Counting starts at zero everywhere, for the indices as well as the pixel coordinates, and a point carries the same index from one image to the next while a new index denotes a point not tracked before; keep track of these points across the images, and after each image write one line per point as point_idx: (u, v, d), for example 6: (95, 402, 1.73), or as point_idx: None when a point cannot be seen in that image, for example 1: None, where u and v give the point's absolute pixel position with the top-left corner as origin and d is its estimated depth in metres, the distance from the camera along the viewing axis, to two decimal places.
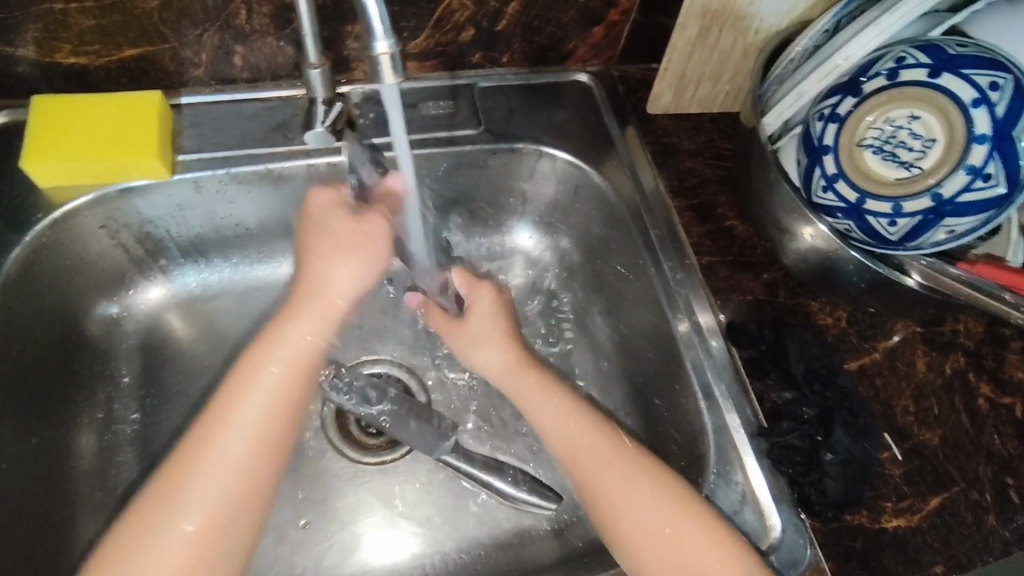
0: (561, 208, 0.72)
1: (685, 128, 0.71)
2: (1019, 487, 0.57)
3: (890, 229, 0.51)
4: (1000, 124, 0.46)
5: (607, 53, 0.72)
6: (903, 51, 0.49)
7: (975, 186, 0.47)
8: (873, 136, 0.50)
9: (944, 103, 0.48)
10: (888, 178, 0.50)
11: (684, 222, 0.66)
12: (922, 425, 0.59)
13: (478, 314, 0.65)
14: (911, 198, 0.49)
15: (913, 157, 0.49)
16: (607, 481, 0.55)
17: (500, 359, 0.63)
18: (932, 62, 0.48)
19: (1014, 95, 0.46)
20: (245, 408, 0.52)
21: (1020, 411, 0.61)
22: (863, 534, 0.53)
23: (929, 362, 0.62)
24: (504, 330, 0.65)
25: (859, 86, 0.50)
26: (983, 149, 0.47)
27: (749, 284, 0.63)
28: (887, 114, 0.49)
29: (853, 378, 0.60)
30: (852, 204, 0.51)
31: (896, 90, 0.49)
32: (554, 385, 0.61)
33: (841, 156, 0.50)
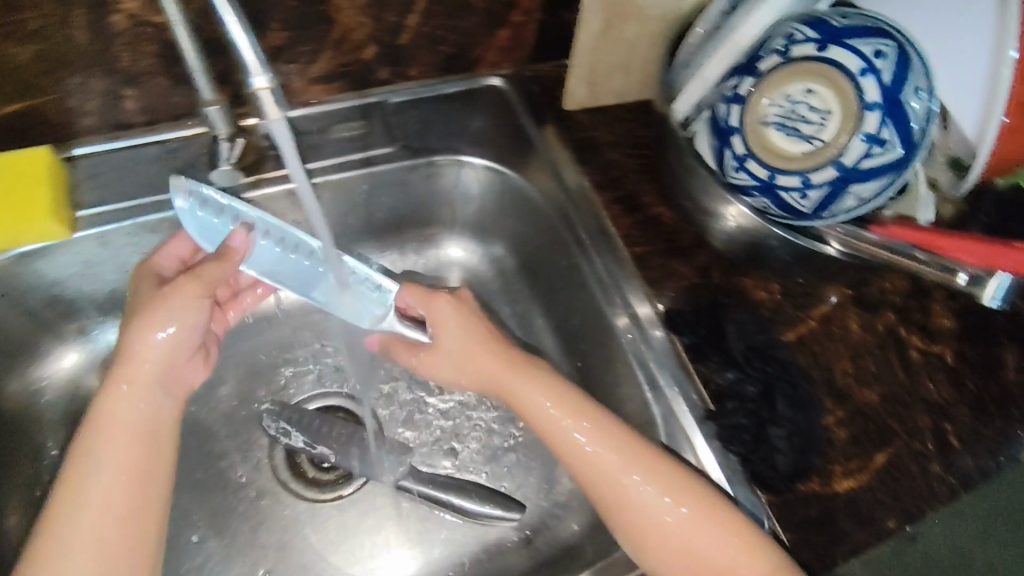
0: (489, 214, 0.72)
1: (604, 121, 0.71)
2: (957, 433, 0.59)
3: (802, 202, 0.51)
4: (889, 90, 0.47)
5: (517, 54, 0.71)
6: (792, 28, 0.50)
7: (874, 153, 0.48)
8: (775, 111, 0.50)
9: (835, 75, 0.48)
10: (793, 152, 0.49)
11: (612, 215, 0.65)
12: (861, 384, 0.62)
13: (451, 318, 0.60)
14: (817, 171, 0.49)
15: (813, 130, 0.49)
16: (609, 460, 0.54)
17: (481, 360, 0.59)
18: (820, 36, 0.48)
19: (898, 62, 0.47)
20: (89, 488, 0.47)
21: (950, 357, 0.63)
22: (817, 502, 0.55)
23: (863, 323, 0.65)
24: (473, 341, 0.59)
25: (755, 65, 0.50)
26: (876, 116, 0.47)
27: (683, 269, 0.63)
28: (784, 90, 0.49)
29: (791, 349, 0.61)
30: (764, 181, 0.51)
31: (789, 66, 0.49)
32: (557, 384, 0.57)
33: (747, 135, 0.50)
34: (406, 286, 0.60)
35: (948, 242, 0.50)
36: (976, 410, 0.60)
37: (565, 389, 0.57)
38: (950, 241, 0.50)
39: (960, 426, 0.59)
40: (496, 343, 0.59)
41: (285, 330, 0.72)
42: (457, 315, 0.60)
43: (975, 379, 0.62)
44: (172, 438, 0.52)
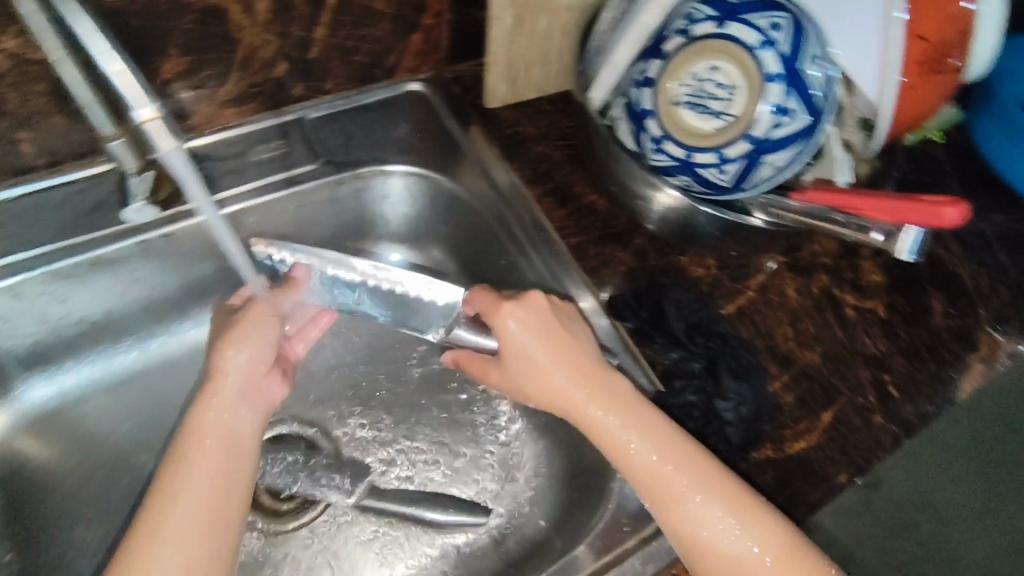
0: (424, 221, 0.71)
1: (528, 115, 0.71)
2: (895, 382, 0.63)
3: (722, 177, 0.50)
4: (789, 60, 0.46)
5: (433, 57, 0.71)
6: (691, 8, 0.49)
7: (781, 123, 0.47)
8: (685, 91, 0.49)
9: (736, 50, 0.47)
10: (707, 130, 0.49)
11: (544, 208, 0.65)
12: (802, 346, 0.63)
13: (524, 326, 0.53)
14: (730, 145, 0.49)
15: (723, 106, 0.48)
16: (672, 473, 0.48)
17: (554, 378, 0.52)
18: (717, 13, 0.48)
19: (794, 31, 0.46)
20: (184, 495, 0.45)
21: (882, 311, 0.67)
22: (772, 467, 0.56)
23: (798, 287, 0.67)
24: (543, 361, 0.53)
25: (662, 47, 0.50)
26: (780, 87, 0.47)
27: (621, 254, 0.64)
28: (691, 69, 0.49)
29: (732, 321, 0.63)
30: (682, 160, 0.51)
31: (692, 45, 0.49)
32: (638, 405, 0.51)
33: (661, 117, 0.50)
34: (478, 290, 0.57)
35: (863, 202, 0.51)
36: (909, 356, 0.64)
37: (645, 409, 0.51)
38: (864, 200, 0.51)
39: (897, 375, 0.63)
40: (573, 357, 0.52)
41: None
42: (532, 330, 0.53)
43: (906, 328, 0.66)
44: (255, 455, 0.50)
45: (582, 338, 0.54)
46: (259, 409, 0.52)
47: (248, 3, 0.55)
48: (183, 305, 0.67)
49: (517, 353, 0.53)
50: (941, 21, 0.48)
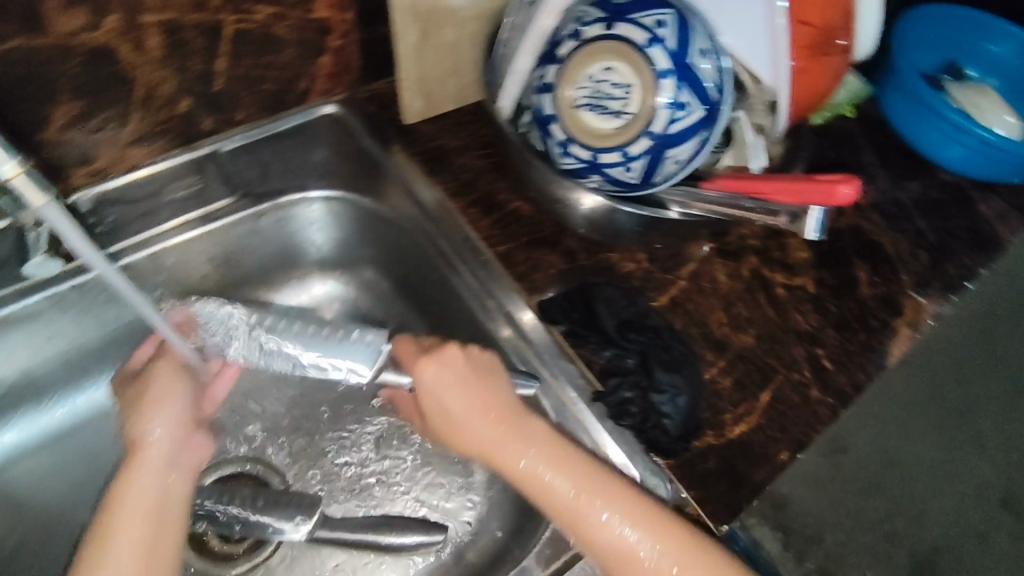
0: (354, 244, 0.71)
1: (448, 128, 0.71)
2: (828, 354, 0.64)
3: (630, 174, 0.50)
4: (677, 55, 0.46)
5: (345, 78, 0.70)
6: (581, 11, 0.49)
7: (678, 117, 0.47)
8: (583, 94, 0.50)
9: (626, 49, 0.47)
10: (607, 129, 0.49)
11: (470, 220, 0.65)
12: (737, 330, 0.64)
13: (436, 380, 0.56)
14: (632, 143, 0.49)
15: (621, 105, 0.48)
16: (590, 509, 0.50)
17: (474, 424, 0.54)
18: (605, 15, 0.48)
19: (679, 26, 0.46)
20: (113, 563, 0.45)
21: (811, 286, 0.69)
22: (714, 453, 0.56)
23: (730, 271, 0.67)
24: (460, 410, 0.55)
25: (557, 52, 0.50)
26: (671, 81, 0.46)
27: (550, 258, 0.64)
28: (586, 72, 0.49)
29: (665, 313, 0.63)
30: (589, 161, 0.51)
31: (584, 48, 0.49)
32: (555, 442, 0.52)
33: (563, 120, 0.50)
34: (398, 339, 0.59)
35: (766, 187, 0.53)
36: (840, 329, 0.66)
37: (561, 446, 0.52)
38: (768, 183, 0.53)
39: (829, 347, 0.64)
40: (487, 403, 0.54)
41: None
42: (444, 379, 0.55)
43: (835, 301, 0.68)
44: (185, 517, 0.50)
45: (499, 381, 0.55)
46: (188, 468, 0.53)
47: (139, 41, 0.53)
48: (113, 354, 0.65)
49: (437, 404, 0.56)
50: (821, 6, 0.51)
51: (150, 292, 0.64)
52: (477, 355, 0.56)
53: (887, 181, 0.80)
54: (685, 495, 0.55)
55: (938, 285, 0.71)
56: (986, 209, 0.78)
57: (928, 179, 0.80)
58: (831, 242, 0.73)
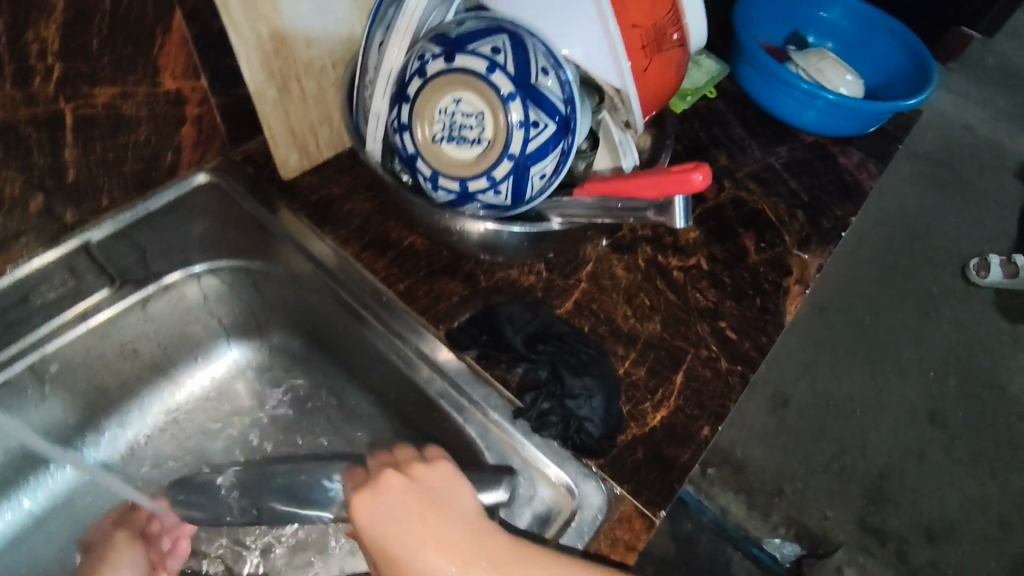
0: (257, 309, 0.69)
1: (329, 176, 0.71)
2: (731, 325, 0.67)
3: (500, 197, 0.51)
4: (518, 77, 0.47)
5: (214, 143, 0.68)
6: (422, 48, 0.49)
7: (533, 135, 0.48)
8: (439, 128, 0.49)
9: (470, 79, 0.47)
10: (471, 158, 0.49)
11: (366, 263, 0.65)
12: (643, 320, 0.66)
13: (380, 517, 0.46)
14: (495, 167, 0.49)
15: (477, 133, 0.48)
16: None
17: (430, 560, 0.44)
18: (443, 49, 0.48)
19: (515, 49, 0.47)
20: None
21: (705, 263, 0.72)
22: (640, 443, 0.57)
23: (626, 265, 0.70)
24: (412, 541, 0.45)
25: (406, 92, 0.50)
26: (519, 103, 0.47)
27: (451, 286, 0.65)
28: (437, 107, 0.49)
29: (571, 318, 0.64)
30: (460, 191, 0.51)
31: (431, 84, 0.48)
32: (529, 553, 0.44)
33: (426, 157, 0.50)
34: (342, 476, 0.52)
35: (632, 184, 0.55)
36: (737, 299, 0.70)
37: (539, 556, 0.44)
38: (632, 180, 0.55)
39: (729, 317, 0.68)
40: (443, 526, 0.46)
41: (71, 517, 0.64)
42: (393, 506, 0.47)
43: (728, 274, 0.72)
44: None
45: (453, 495, 0.48)
46: None
47: None
48: (10, 480, 0.61)
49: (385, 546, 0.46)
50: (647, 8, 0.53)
51: (39, 402, 0.60)
52: (427, 469, 0.50)
53: (757, 151, 0.86)
54: (619, 491, 0.55)
55: (817, 240, 0.77)
56: (840, 162, 0.86)
57: (791, 143, 0.88)
58: (717, 217, 0.77)
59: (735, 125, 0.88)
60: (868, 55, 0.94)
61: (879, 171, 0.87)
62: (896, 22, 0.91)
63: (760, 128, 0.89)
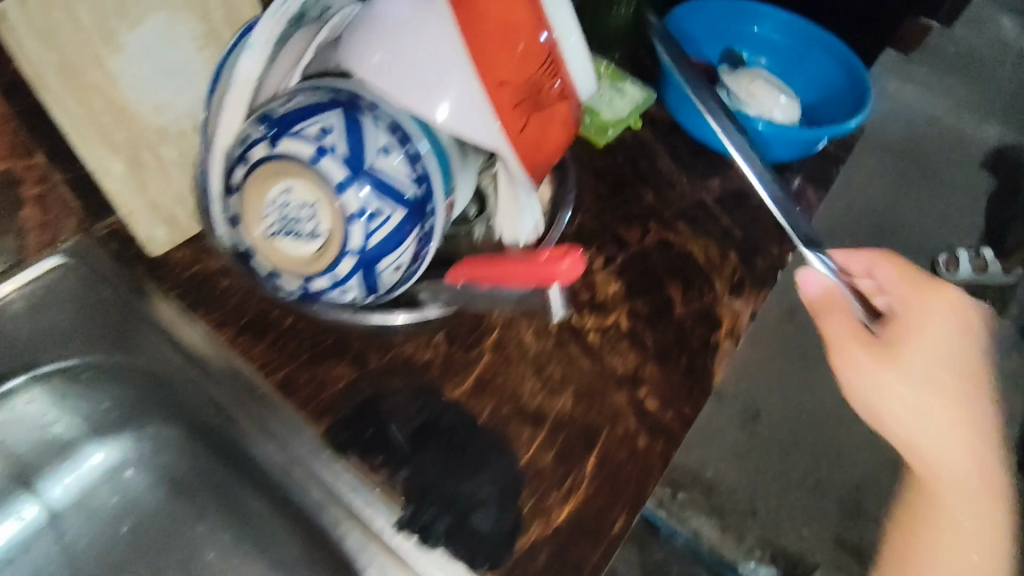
0: (124, 407, 0.62)
1: (202, 250, 0.63)
2: (652, 393, 0.61)
3: (348, 294, 0.44)
4: (351, 162, 0.40)
5: (68, 221, 0.61)
6: (245, 130, 0.42)
7: (374, 227, 0.41)
8: (271, 221, 0.42)
9: (296, 168, 0.40)
10: (308, 254, 0.42)
11: (241, 350, 0.58)
12: (552, 395, 0.60)
13: (926, 318, 0.60)
14: (336, 264, 0.42)
15: (312, 227, 0.41)
16: (977, 409, 0.58)
17: (914, 358, 0.58)
18: (266, 132, 0.41)
19: (347, 129, 0.40)
20: None
21: (625, 321, 0.65)
22: (544, 545, 0.51)
23: (536, 330, 0.63)
24: (930, 377, 0.58)
25: (232, 180, 0.43)
26: (353, 193, 0.40)
27: (337, 370, 0.58)
28: (266, 198, 0.41)
29: (468, 401, 0.58)
30: (303, 290, 0.44)
31: (255, 172, 0.41)
32: (978, 354, 0.60)
33: (260, 254, 0.43)
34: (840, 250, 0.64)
35: (512, 270, 0.59)
36: (660, 361, 0.63)
37: (971, 396, 0.58)
38: (510, 264, 0.59)
39: (652, 384, 0.62)
40: (975, 407, 0.58)
41: None
42: (961, 377, 0.58)
43: (651, 332, 0.65)
44: None
45: (966, 325, 0.60)
46: None
47: None
48: None
49: (883, 343, 0.59)
50: (517, 60, 0.45)
51: None
52: (920, 319, 0.60)
53: (687, 184, 0.79)
54: None
55: (750, 284, 0.71)
56: (779, 191, 0.80)
57: (725, 172, 0.81)
58: (643, 263, 0.70)
59: (663, 155, 0.82)
60: (802, 72, 0.88)
61: (819, 199, 0.81)
62: (833, 39, 0.84)
63: (691, 159, 0.82)
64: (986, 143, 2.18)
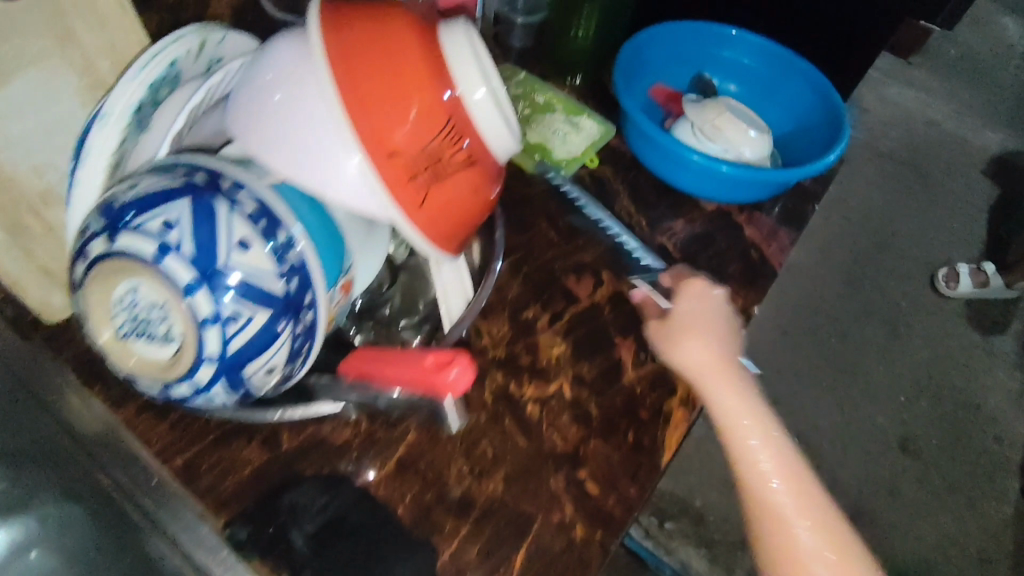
0: (22, 486, 0.60)
1: None
2: (593, 475, 0.56)
3: (216, 400, 0.38)
4: (200, 261, 0.34)
5: None
6: (85, 221, 0.36)
7: (233, 332, 0.35)
8: (121, 322, 0.37)
9: (136, 268, 0.34)
10: (163, 360, 0.37)
11: (139, 430, 0.53)
12: (482, 479, 0.54)
13: (706, 305, 0.60)
14: (195, 372, 0.36)
15: (164, 331, 0.36)
16: (705, 349, 0.57)
17: (705, 339, 0.58)
18: (104, 225, 0.35)
19: (195, 223, 0.34)
20: None
21: (568, 390, 0.60)
22: None
23: (468, 403, 0.58)
24: (731, 357, 0.58)
25: (74, 275, 0.37)
26: (204, 296, 0.34)
27: (244, 453, 0.53)
28: (111, 297, 0.36)
29: (386, 490, 0.53)
30: (164, 395, 0.38)
31: (93, 270, 0.35)
32: (746, 399, 0.57)
33: (112, 358, 0.38)
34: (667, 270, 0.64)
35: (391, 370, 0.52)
36: (604, 436, 0.58)
37: (751, 399, 0.57)
38: (391, 364, 0.52)
39: (593, 465, 0.56)
40: (730, 344, 0.59)
41: None
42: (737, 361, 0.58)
43: (596, 402, 0.60)
44: None
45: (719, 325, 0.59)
46: None
47: None
48: None
49: (665, 321, 0.61)
50: (411, 128, 0.40)
51: None
52: (702, 305, 0.60)
53: (646, 228, 0.73)
54: None
55: None
56: (747, 235, 0.74)
57: (689, 215, 0.75)
58: (592, 321, 0.65)
59: (623, 197, 0.75)
60: (774, 98, 0.83)
61: (791, 242, 0.74)
62: (807, 64, 0.78)
63: (653, 197, 0.76)
64: (986, 151, 2.11)
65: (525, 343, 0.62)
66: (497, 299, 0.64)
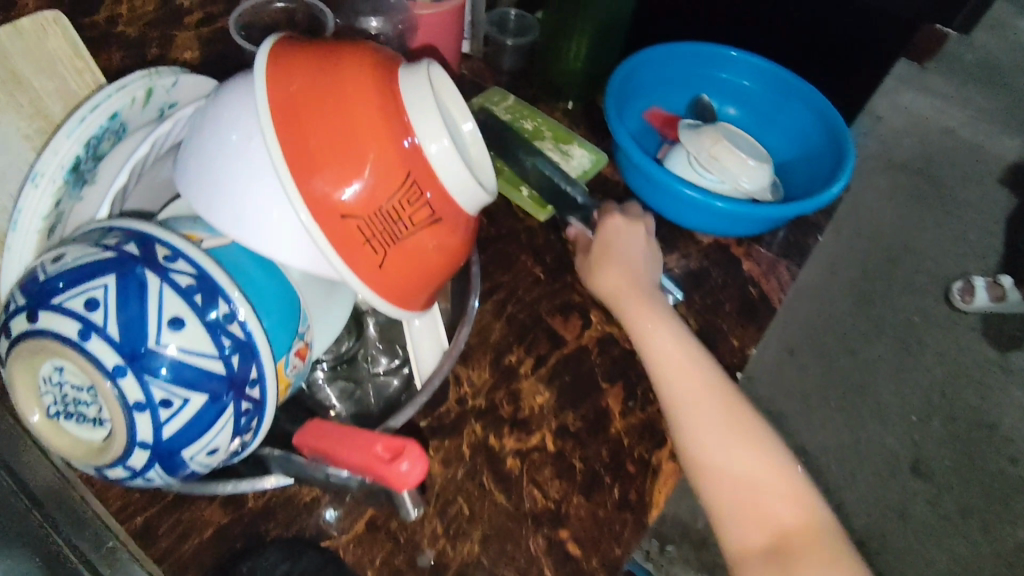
0: None
1: None
2: (575, 536, 0.52)
3: (155, 482, 0.36)
4: (126, 342, 0.32)
5: None
6: (11, 295, 0.34)
7: (166, 416, 0.33)
8: (50, 401, 0.35)
9: (57, 349, 0.32)
10: (95, 442, 0.34)
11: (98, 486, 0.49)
12: (456, 541, 0.51)
13: (625, 235, 0.63)
14: (127, 456, 0.34)
15: (95, 412, 0.34)
16: (621, 274, 0.61)
17: (620, 266, 0.61)
18: (27, 301, 0.33)
19: (122, 301, 0.32)
20: None
21: (551, 442, 0.56)
22: None
23: (444, 457, 0.55)
24: (645, 282, 0.61)
25: None
26: (131, 380, 0.32)
27: (207, 511, 0.49)
28: (39, 376, 0.34)
29: (355, 554, 0.49)
30: (100, 477, 0.36)
31: (15, 349, 0.33)
32: (661, 318, 0.59)
33: (41, 439, 0.35)
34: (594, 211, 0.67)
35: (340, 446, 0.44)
36: (589, 492, 0.54)
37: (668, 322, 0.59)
38: (342, 441, 0.44)
39: (576, 524, 0.53)
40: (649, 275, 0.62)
41: None
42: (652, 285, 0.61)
43: (581, 454, 0.56)
44: None
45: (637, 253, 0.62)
46: None
47: None
48: None
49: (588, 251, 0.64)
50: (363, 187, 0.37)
51: None
52: (621, 239, 0.63)
53: None
54: None
55: None
56: (744, 270, 0.70)
57: (684, 249, 0.71)
58: (579, 365, 0.61)
59: None
60: (776, 123, 0.79)
61: (792, 276, 0.71)
62: (810, 89, 0.75)
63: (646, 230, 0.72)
64: (1002, 158, 2.05)
65: (506, 390, 0.59)
66: (479, 343, 0.61)
